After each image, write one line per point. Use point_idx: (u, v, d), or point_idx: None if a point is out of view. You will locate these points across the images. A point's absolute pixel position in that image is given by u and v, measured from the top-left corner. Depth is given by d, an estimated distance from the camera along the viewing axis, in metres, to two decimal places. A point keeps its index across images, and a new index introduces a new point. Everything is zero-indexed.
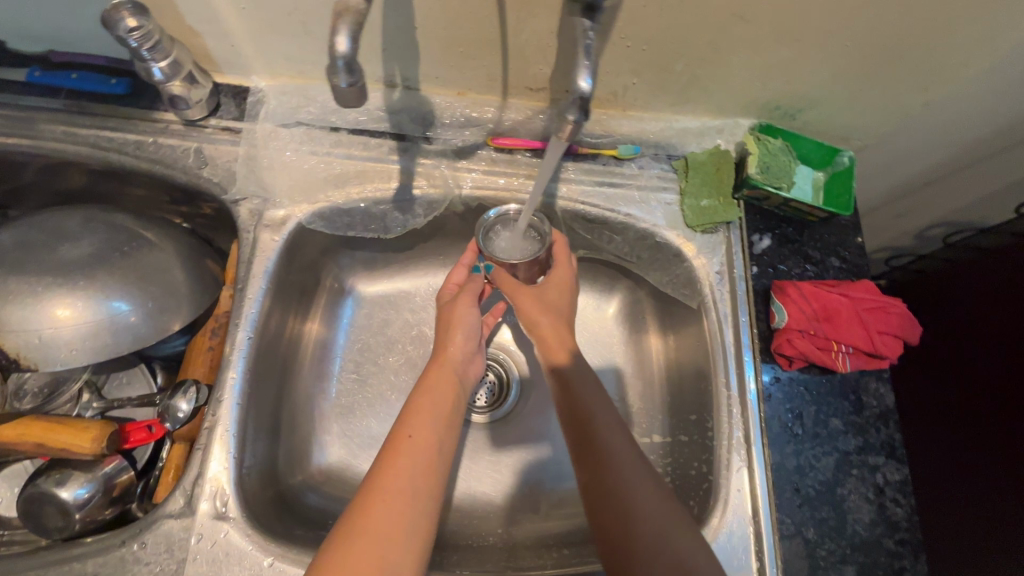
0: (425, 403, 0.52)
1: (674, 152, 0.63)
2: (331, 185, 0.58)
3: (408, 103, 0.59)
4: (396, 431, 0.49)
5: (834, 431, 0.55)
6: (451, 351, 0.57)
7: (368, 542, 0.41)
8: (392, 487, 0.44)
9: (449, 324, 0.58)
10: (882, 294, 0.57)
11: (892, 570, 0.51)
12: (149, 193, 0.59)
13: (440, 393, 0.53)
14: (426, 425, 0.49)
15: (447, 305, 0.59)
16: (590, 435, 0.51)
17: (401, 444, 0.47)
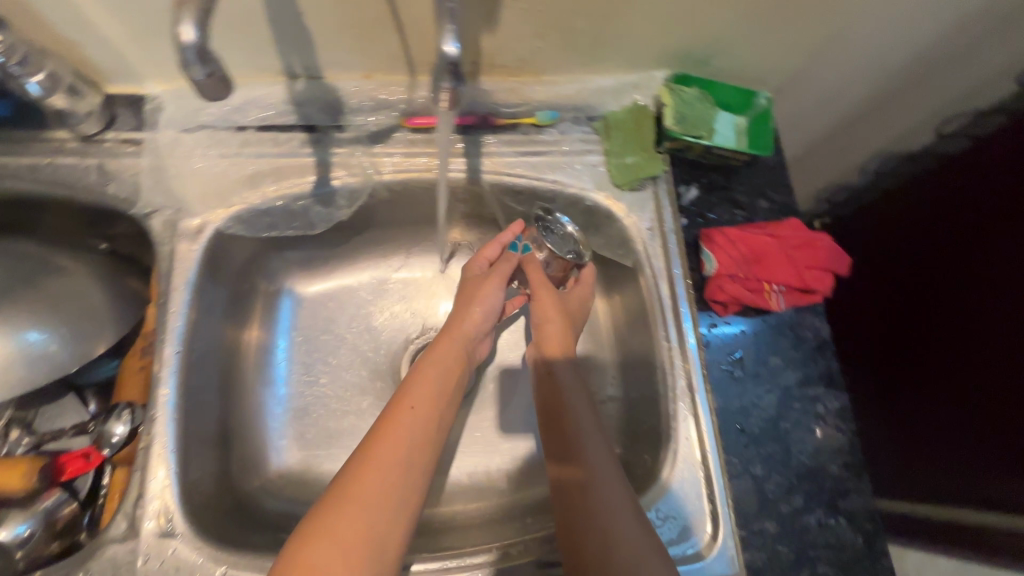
0: (426, 377, 0.52)
1: (593, 113, 0.62)
2: (245, 187, 0.56)
3: (314, 93, 0.57)
4: (399, 401, 0.49)
5: (775, 369, 0.56)
6: (464, 327, 0.57)
7: (357, 511, 0.41)
8: (388, 457, 0.45)
9: (469, 300, 0.58)
10: (808, 230, 0.58)
11: (838, 493, 0.53)
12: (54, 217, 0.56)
13: (446, 371, 0.53)
14: (427, 398, 0.50)
15: (474, 283, 0.59)
16: (566, 418, 0.53)
17: (402, 413, 0.48)
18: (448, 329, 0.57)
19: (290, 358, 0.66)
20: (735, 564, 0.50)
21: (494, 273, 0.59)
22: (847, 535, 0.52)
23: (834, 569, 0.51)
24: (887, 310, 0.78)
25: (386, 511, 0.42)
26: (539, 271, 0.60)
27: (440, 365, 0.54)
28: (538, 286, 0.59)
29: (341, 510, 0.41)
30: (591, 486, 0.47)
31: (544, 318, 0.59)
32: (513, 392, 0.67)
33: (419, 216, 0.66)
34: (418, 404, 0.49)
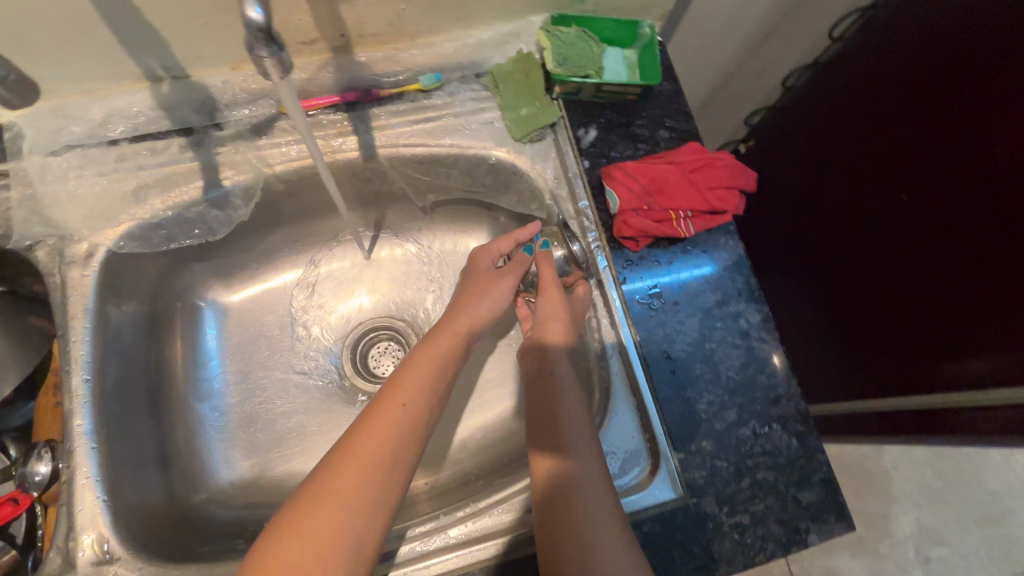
0: (416, 373, 0.50)
1: (480, 69, 0.61)
2: (130, 202, 0.54)
3: (182, 94, 0.54)
4: (392, 396, 0.47)
5: (694, 292, 0.57)
6: (466, 316, 0.56)
7: (336, 507, 0.40)
8: (373, 455, 0.43)
9: (475, 292, 0.57)
10: (707, 152, 0.58)
11: (770, 401, 0.54)
12: None
13: (441, 368, 0.51)
14: (419, 395, 0.48)
15: (484, 277, 0.59)
16: (557, 405, 0.52)
17: (390, 407, 0.46)
18: (450, 323, 0.55)
19: (223, 369, 0.66)
20: (677, 488, 0.51)
21: (506, 271, 0.60)
22: (781, 440, 0.53)
23: (771, 473, 0.52)
24: (825, 229, 0.85)
25: (366, 507, 0.41)
26: (550, 270, 0.60)
27: (433, 358, 0.52)
28: (547, 286, 0.58)
29: (317, 504, 0.40)
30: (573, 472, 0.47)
31: (547, 316, 0.57)
32: None
33: (326, 202, 0.65)
34: (410, 401, 0.47)
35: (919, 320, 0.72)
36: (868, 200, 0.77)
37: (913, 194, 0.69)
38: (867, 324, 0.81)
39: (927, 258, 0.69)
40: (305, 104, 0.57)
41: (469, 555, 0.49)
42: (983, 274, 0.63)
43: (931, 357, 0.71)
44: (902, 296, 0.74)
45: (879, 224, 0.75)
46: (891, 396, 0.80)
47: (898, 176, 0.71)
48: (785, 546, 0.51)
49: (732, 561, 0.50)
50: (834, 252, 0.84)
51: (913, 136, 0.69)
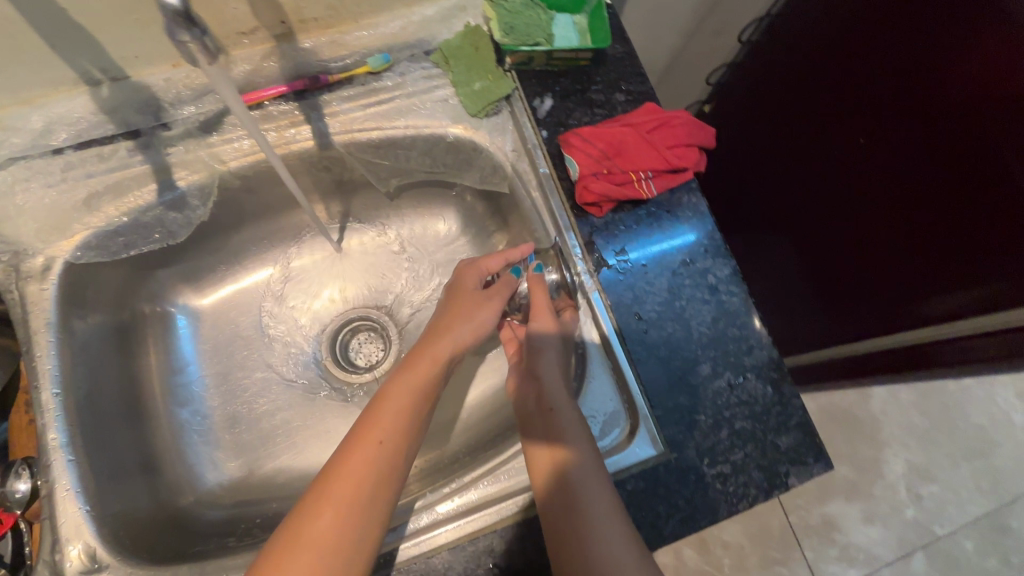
0: (392, 403, 0.48)
1: (428, 47, 0.61)
2: (82, 211, 0.53)
3: (125, 96, 0.53)
4: (369, 431, 0.45)
5: (661, 253, 0.57)
6: (447, 340, 0.54)
7: (309, 556, 0.39)
8: (352, 495, 0.42)
9: (460, 315, 0.56)
10: (662, 111, 0.58)
11: (743, 353, 0.55)
12: None
13: (420, 396, 0.49)
14: (397, 426, 0.46)
15: (471, 299, 0.57)
16: (552, 421, 0.50)
17: (365, 445, 0.45)
18: (429, 347, 0.53)
19: (202, 372, 0.66)
20: (657, 444, 0.52)
21: (494, 293, 0.58)
22: (756, 389, 0.54)
23: (749, 422, 0.53)
24: (797, 180, 0.85)
25: (351, 548, 0.40)
26: (541, 291, 0.57)
27: (411, 384, 0.50)
28: (539, 309, 0.56)
29: (290, 552, 0.39)
30: (570, 487, 0.46)
31: (541, 339, 0.55)
32: None
33: (288, 196, 0.64)
34: (387, 436, 0.46)
35: (894, 262, 0.72)
36: (833, 148, 0.77)
37: (877, 139, 0.70)
38: (846, 272, 0.81)
39: (896, 198, 0.69)
40: (248, 99, 0.56)
41: (458, 529, 0.49)
42: (941, 212, 0.63)
43: (903, 297, 0.73)
44: (874, 240, 0.74)
45: (846, 171, 0.75)
46: (867, 338, 0.81)
47: (861, 121, 0.71)
48: (768, 490, 0.52)
49: (718, 510, 0.51)
50: (806, 203, 0.85)
51: (875, 79, 0.68)
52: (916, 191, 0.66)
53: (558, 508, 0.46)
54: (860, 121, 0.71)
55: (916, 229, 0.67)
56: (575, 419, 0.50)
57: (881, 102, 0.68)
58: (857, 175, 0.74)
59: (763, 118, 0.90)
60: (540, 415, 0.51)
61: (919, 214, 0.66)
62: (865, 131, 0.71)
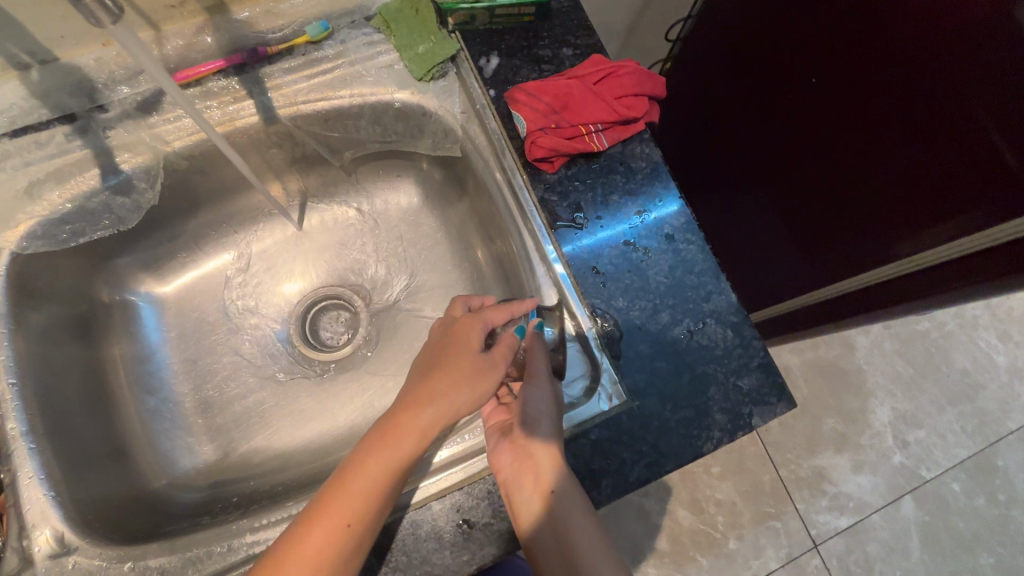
0: (363, 481, 0.43)
1: (368, 13, 0.60)
2: (25, 200, 0.53)
3: (56, 80, 0.51)
4: (337, 515, 0.42)
5: (615, 205, 0.57)
6: (433, 418, 0.45)
7: None
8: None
9: (454, 379, 0.47)
10: (609, 63, 0.58)
11: (702, 299, 0.55)
12: None
13: (395, 476, 0.44)
14: (366, 511, 0.42)
15: (472, 362, 0.48)
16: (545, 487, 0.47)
17: (330, 527, 0.42)
18: (412, 415, 0.45)
19: (169, 360, 0.66)
20: (619, 393, 0.52)
21: (497, 358, 0.49)
22: (716, 333, 0.54)
23: (711, 366, 0.53)
24: (763, 129, 0.84)
25: None
26: (541, 359, 0.52)
27: (384, 462, 0.43)
28: (536, 376, 0.51)
29: None
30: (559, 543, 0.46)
31: (534, 414, 0.49)
32: (404, 319, 0.70)
33: (239, 175, 0.63)
34: (356, 519, 0.42)
35: (867, 205, 0.71)
36: (795, 93, 0.76)
37: (837, 82, 0.69)
38: (817, 218, 0.80)
39: (865, 139, 0.68)
40: (177, 78, 0.55)
41: (425, 489, 0.49)
42: (905, 153, 0.63)
43: (868, 239, 0.73)
44: (840, 185, 0.74)
45: (810, 118, 0.74)
46: (833, 283, 0.81)
47: (823, 62, 0.69)
48: (732, 432, 0.52)
49: (682, 456, 0.51)
50: (774, 152, 0.84)
51: (832, 18, 0.67)
52: (884, 130, 0.65)
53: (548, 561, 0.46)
54: (819, 64, 0.70)
55: (888, 168, 0.66)
56: (565, 476, 0.48)
57: (841, 40, 0.66)
58: (824, 118, 0.72)
59: (728, 67, 0.89)
60: (533, 481, 0.47)
61: (890, 153, 0.65)
62: (823, 76, 0.70)
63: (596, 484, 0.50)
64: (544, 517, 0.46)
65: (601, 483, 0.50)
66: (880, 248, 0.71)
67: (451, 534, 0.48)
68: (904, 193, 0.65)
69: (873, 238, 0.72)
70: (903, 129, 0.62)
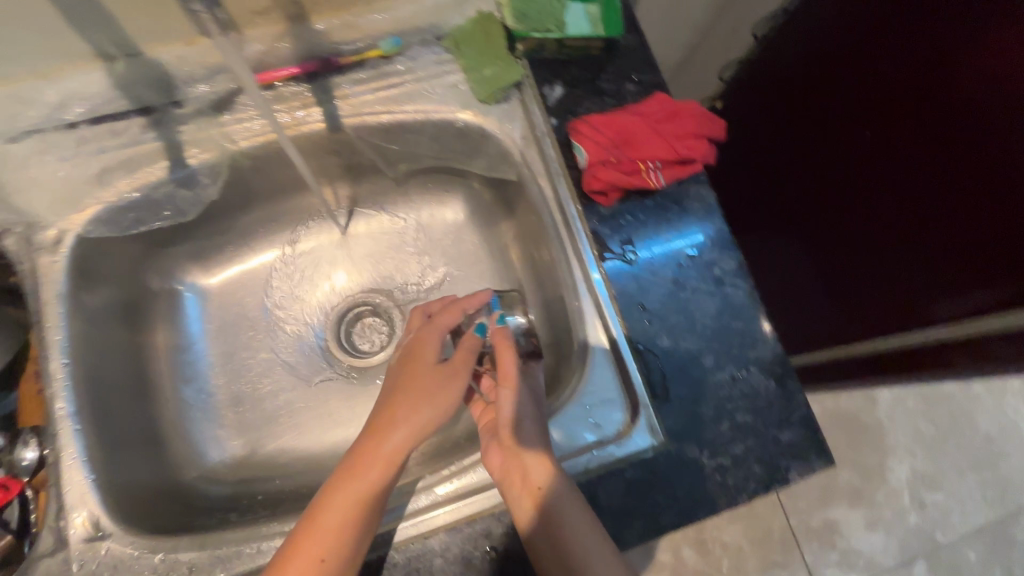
0: (334, 511, 0.43)
1: (440, 32, 0.60)
2: (96, 185, 0.54)
3: (137, 73, 0.53)
4: (308, 548, 0.42)
5: (667, 243, 0.57)
6: (398, 437, 0.47)
7: None
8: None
9: (413, 395, 0.48)
10: (673, 102, 0.58)
11: (746, 346, 0.55)
12: None
13: (367, 500, 0.44)
14: (337, 542, 0.42)
15: (429, 374, 0.50)
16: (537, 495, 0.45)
17: (302, 562, 0.41)
18: (374, 441, 0.46)
19: (208, 351, 0.66)
20: (657, 434, 0.51)
21: (455, 366, 0.51)
22: (758, 382, 0.54)
23: (751, 416, 0.53)
24: (805, 175, 0.83)
25: None
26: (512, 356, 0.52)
27: (352, 490, 0.44)
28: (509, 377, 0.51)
29: None
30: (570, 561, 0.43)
31: (513, 415, 0.50)
32: None
33: (297, 178, 0.64)
34: (330, 552, 0.42)
35: (912, 264, 0.69)
36: (845, 144, 0.75)
37: (890, 135, 0.68)
38: (857, 271, 0.79)
39: (915, 197, 0.66)
40: (261, 80, 0.57)
41: (456, 511, 0.50)
42: (957, 214, 0.62)
43: (914, 298, 0.71)
44: (885, 239, 0.73)
45: (857, 169, 0.74)
46: (880, 337, 0.79)
47: (877, 115, 0.69)
48: (768, 484, 0.51)
49: (714, 505, 0.50)
50: (816, 200, 0.83)
51: (890, 74, 0.66)
52: (938, 190, 0.63)
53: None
54: (872, 117, 0.70)
55: (938, 230, 0.65)
56: (565, 486, 0.46)
57: (896, 96, 0.66)
58: (874, 172, 0.71)
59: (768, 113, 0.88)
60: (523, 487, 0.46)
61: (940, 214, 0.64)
62: (874, 129, 0.70)
63: (626, 524, 0.49)
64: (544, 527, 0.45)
65: (632, 523, 0.49)
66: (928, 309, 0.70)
67: (478, 561, 0.48)
68: (957, 256, 0.64)
69: (919, 297, 0.70)
70: (960, 191, 0.61)
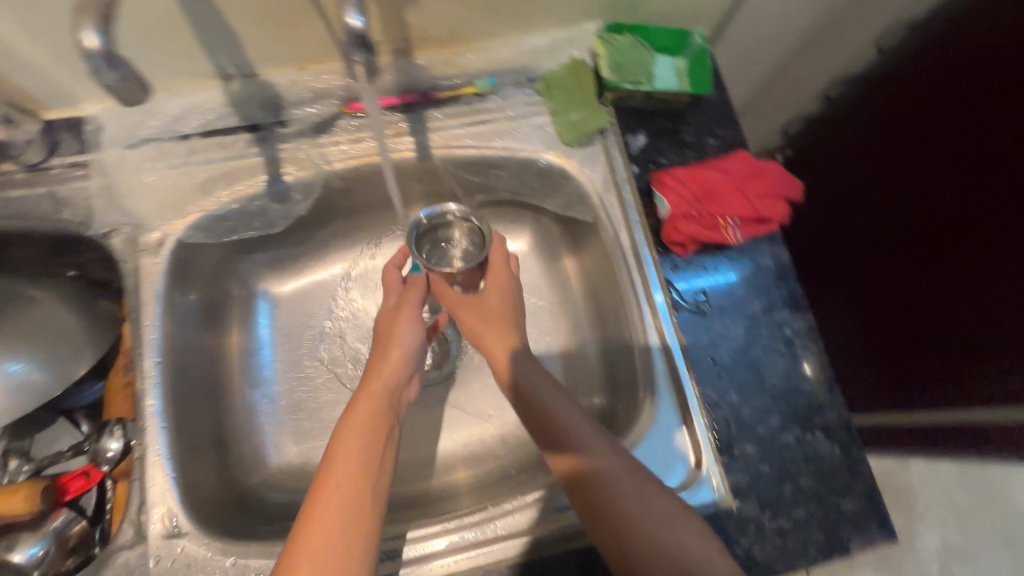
0: (349, 440, 0.45)
1: (533, 74, 0.63)
2: (199, 194, 0.57)
3: (252, 91, 0.58)
4: (323, 481, 0.43)
5: (740, 299, 0.58)
6: (384, 376, 0.51)
7: None
8: (326, 552, 0.39)
9: (386, 340, 0.53)
10: (756, 160, 0.59)
11: (812, 409, 0.55)
12: (31, 253, 0.56)
13: (375, 428, 0.47)
14: (354, 467, 0.44)
15: (386, 322, 0.54)
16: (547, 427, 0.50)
17: (326, 488, 0.42)
18: (367, 383, 0.50)
19: (274, 357, 0.67)
20: (721, 489, 0.52)
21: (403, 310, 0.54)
22: (823, 446, 0.54)
23: (814, 481, 0.53)
24: (843, 232, 0.85)
25: None
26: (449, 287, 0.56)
27: (358, 421, 0.47)
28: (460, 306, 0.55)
29: None
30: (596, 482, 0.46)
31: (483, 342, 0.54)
32: None
33: (378, 201, 0.66)
34: (346, 478, 0.43)
35: (951, 313, 0.71)
36: (886, 199, 0.77)
37: (933, 189, 0.70)
38: (894, 323, 0.80)
39: (959, 248, 0.69)
40: (383, 102, 0.59)
41: (502, 548, 0.51)
42: (1002, 263, 0.64)
43: (979, 372, 0.69)
44: (922, 288, 0.74)
45: (897, 223, 0.76)
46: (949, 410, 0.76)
47: (919, 171, 0.72)
48: (828, 553, 0.51)
49: (774, 566, 0.50)
50: (853, 256, 0.84)
51: (931, 135, 0.69)
52: (982, 241, 0.66)
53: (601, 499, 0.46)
54: (941, 186, 0.69)
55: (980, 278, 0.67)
56: (577, 413, 0.50)
57: (938, 154, 0.69)
58: (914, 223, 0.74)
59: (810, 171, 0.90)
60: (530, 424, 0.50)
61: (984, 264, 0.66)
62: (916, 184, 0.72)
63: None
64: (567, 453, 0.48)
65: None
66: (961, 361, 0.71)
67: None
68: (999, 305, 0.65)
69: (953, 347, 0.71)
70: (1003, 243, 0.64)
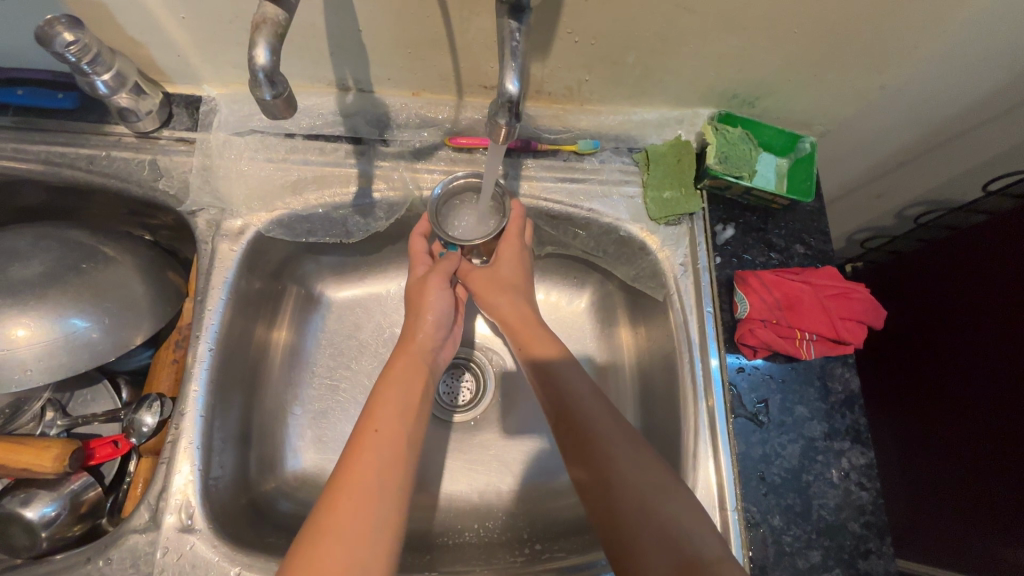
0: (391, 396, 0.48)
1: (634, 145, 0.63)
2: (289, 192, 0.58)
3: (362, 106, 0.59)
4: (362, 425, 0.46)
5: (800, 419, 0.55)
6: (417, 340, 0.54)
7: (334, 541, 0.38)
8: (364, 483, 0.41)
9: (417, 307, 0.55)
10: (845, 280, 0.57)
11: (858, 553, 0.52)
12: (121, 211, 0.58)
13: (409, 382, 0.50)
14: (391, 414, 0.46)
15: (417, 287, 0.56)
16: (571, 419, 0.50)
17: (366, 437, 0.44)
18: (405, 345, 0.54)
19: (314, 360, 0.67)
20: None
21: (434, 277, 0.56)
22: None
23: None
24: (908, 353, 0.84)
25: (373, 524, 0.40)
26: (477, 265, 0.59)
27: (396, 380, 0.50)
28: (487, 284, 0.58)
29: (317, 539, 0.38)
30: (609, 471, 0.47)
31: (508, 317, 0.57)
32: (530, 415, 0.69)
33: None
34: (383, 426, 0.45)
35: (987, 448, 0.69)
36: (949, 327, 0.76)
37: (993, 320, 0.70)
38: (932, 447, 0.78)
39: (999, 380, 0.68)
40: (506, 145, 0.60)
41: None
42: None
43: (993, 534, 0.67)
44: (966, 414, 0.73)
45: (954, 348, 0.75)
46: (949, 567, 0.73)
47: (986, 304, 0.71)
48: None
49: None
50: (910, 379, 0.83)
51: (1003, 272, 0.69)
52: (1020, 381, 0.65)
53: (618, 490, 0.46)
54: (1005, 340, 0.67)
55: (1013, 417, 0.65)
56: (602, 407, 0.51)
57: (1004, 290, 0.68)
58: (970, 351, 0.73)
59: (892, 290, 0.89)
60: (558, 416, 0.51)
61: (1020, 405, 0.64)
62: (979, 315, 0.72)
63: None
64: (589, 447, 0.48)
65: None
66: (988, 497, 0.68)
67: None
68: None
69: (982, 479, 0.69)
70: None
